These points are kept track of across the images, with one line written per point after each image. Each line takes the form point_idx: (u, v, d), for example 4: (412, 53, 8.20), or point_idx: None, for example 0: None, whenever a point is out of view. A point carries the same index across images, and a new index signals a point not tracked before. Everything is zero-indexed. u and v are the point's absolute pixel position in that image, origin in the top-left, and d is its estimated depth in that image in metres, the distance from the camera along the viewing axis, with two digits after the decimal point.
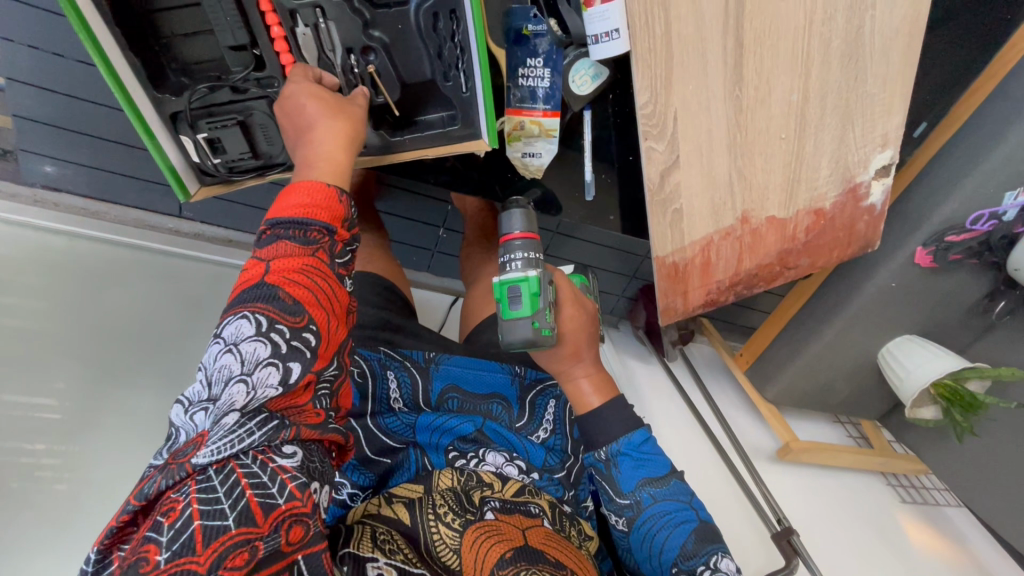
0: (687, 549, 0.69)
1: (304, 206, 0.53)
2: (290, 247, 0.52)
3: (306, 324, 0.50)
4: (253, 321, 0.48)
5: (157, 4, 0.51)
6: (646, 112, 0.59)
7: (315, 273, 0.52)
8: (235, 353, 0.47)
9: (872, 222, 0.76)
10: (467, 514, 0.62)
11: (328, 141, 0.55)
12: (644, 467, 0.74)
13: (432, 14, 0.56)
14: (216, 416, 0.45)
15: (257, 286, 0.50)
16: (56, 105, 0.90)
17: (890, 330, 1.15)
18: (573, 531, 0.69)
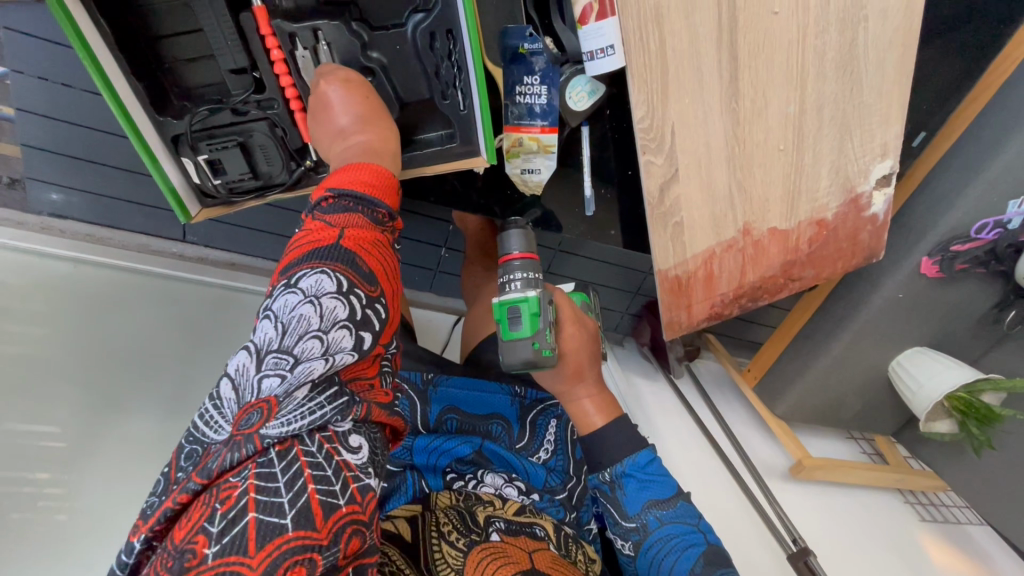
0: (695, 572, 0.66)
1: (372, 181, 0.54)
2: (361, 220, 0.51)
3: (379, 296, 0.50)
4: (334, 279, 0.47)
5: (159, 30, 0.52)
6: (644, 126, 0.60)
7: (384, 248, 0.52)
8: (315, 306, 0.46)
9: (876, 231, 0.76)
10: (472, 533, 0.61)
11: (370, 133, 0.56)
12: (648, 489, 0.71)
13: (428, 34, 0.57)
14: (289, 386, 0.44)
15: (332, 247, 0.48)
16: (65, 135, 0.92)
17: (899, 342, 1.14)
18: (580, 556, 0.67)
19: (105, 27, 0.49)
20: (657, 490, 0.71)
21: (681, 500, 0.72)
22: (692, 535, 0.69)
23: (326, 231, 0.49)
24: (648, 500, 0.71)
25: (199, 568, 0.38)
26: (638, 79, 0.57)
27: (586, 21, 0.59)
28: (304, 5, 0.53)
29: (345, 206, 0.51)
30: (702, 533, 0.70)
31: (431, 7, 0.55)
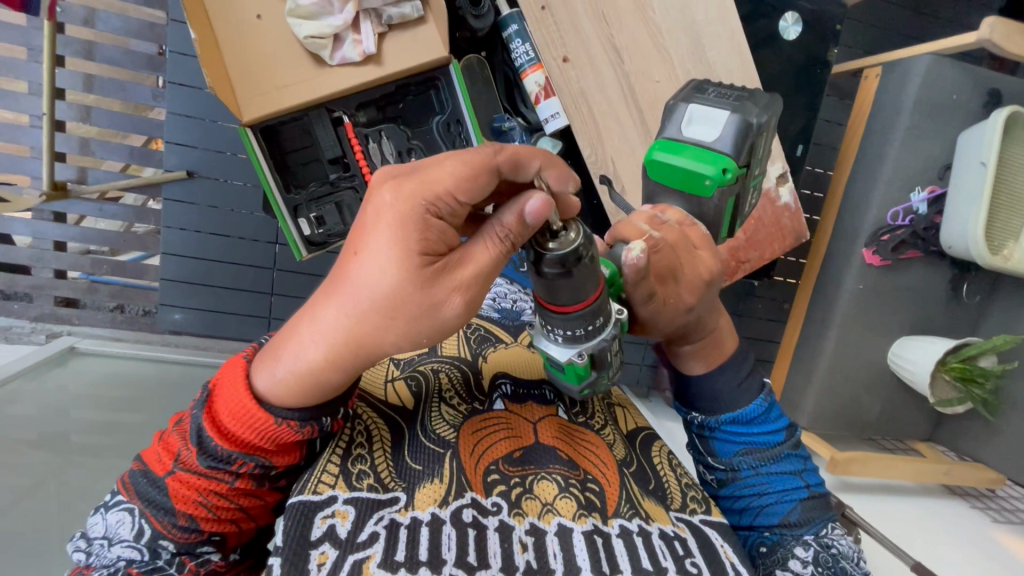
0: (789, 520, 0.52)
1: (236, 413, 0.40)
2: (202, 468, 0.40)
3: (206, 536, 0.43)
4: (136, 526, 0.41)
5: (288, 148, 0.86)
6: (592, 160, 0.91)
7: (227, 498, 0.42)
8: (114, 546, 0.41)
9: (794, 215, 0.99)
10: (475, 401, 0.53)
11: (322, 350, 0.38)
12: (753, 435, 0.53)
13: (445, 124, 0.90)
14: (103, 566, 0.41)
15: (157, 480, 0.41)
16: (198, 267, 1.29)
17: (885, 332, 1.27)
18: (599, 411, 0.59)
19: (263, 144, 0.84)
20: (763, 436, 0.53)
21: (790, 449, 0.54)
22: (793, 483, 0.53)
23: (175, 443, 0.41)
24: (747, 446, 0.53)
25: None
26: (580, 129, 0.91)
27: (539, 101, 0.91)
28: (372, 119, 0.87)
29: (200, 428, 0.40)
30: (809, 486, 0.53)
31: (444, 110, 0.90)
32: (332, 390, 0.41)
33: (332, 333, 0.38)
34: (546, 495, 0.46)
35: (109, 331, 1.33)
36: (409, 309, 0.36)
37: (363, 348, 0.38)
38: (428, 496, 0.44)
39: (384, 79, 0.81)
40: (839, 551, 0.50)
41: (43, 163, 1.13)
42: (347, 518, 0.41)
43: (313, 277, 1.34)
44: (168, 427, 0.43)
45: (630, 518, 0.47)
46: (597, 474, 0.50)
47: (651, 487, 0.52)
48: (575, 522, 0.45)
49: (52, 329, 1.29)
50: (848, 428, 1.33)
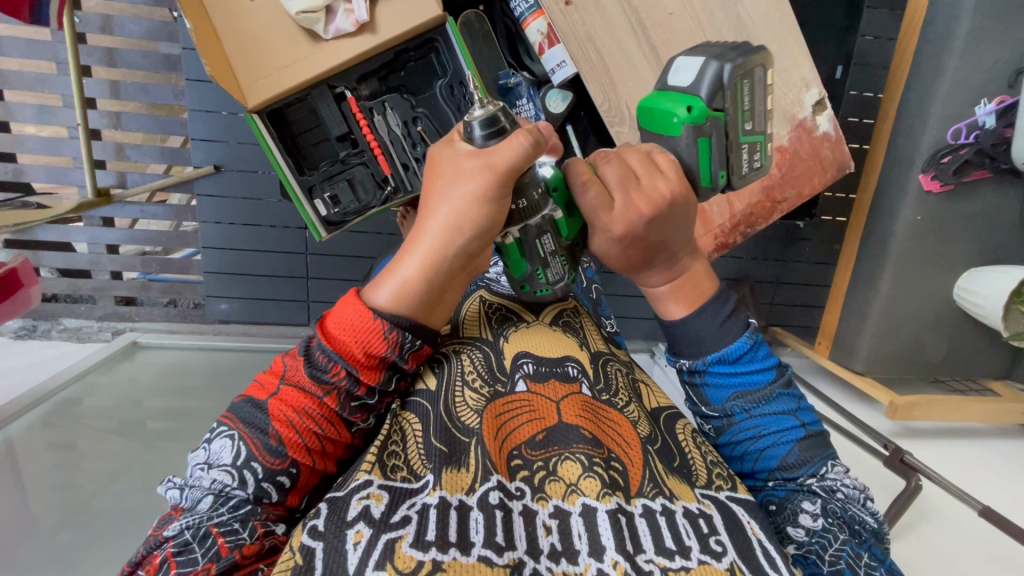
0: (787, 462, 0.51)
1: (343, 320, 0.46)
2: (306, 376, 0.46)
3: (286, 467, 0.45)
4: (234, 449, 0.45)
5: (299, 132, 0.85)
6: (606, 108, 0.85)
7: (313, 417, 0.46)
8: (207, 469, 0.45)
9: (835, 145, 0.91)
10: (497, 383, 0.51)
11: (414, 260, 0.46)
12: (741, 379, 0.51)
13: (448, 87, 0.87)
14: (193, 500, 0.44)
15: (259, 403, 0.47)
16: (238, 259, 1.35)
17: (948, 265, 1.17)
18: (622, 387, 0.57)
19: (273, 129, 0.83)
20: (752, 377, 0.51)
21: (781, 389, 0.52)
22: (789, 423, 0.51)
23: (283, 364, 0.48)
24: (737, 391, 0.51)
25: None
26: (590, 78, 0.85)
27: (544, 51, 0.86)
28: (374, 91, 0.85)
29: (309, 343, 0.47)
30: (804, 426, 0.52)
31: (447, 73, 0.86)
32: (423, 304, 0.47)
33: (418, 238, 0.47)
34: (571, 475, 0.46)
35: (166, 325, 1.42)
36: (469, 196, 0.45)
37: (439, 239, 0.46)
38: (454, 483, 0.44)
39: (382, 47, 0.79)
40: (843, 495, 0.50)
41: (86, 172, 1.19)
42: (381, 502, 0.42)
43: (343, 258, 1.37)
44: (275, 363, 0.50)
45: (653, 498, 0.47)
46: (620, 452, 0.49)
47: (675, 464, 0.51)
48: (600, 502, 0.44)
49: (116, 327, 1.40)
50: (911, 371, 1.24)
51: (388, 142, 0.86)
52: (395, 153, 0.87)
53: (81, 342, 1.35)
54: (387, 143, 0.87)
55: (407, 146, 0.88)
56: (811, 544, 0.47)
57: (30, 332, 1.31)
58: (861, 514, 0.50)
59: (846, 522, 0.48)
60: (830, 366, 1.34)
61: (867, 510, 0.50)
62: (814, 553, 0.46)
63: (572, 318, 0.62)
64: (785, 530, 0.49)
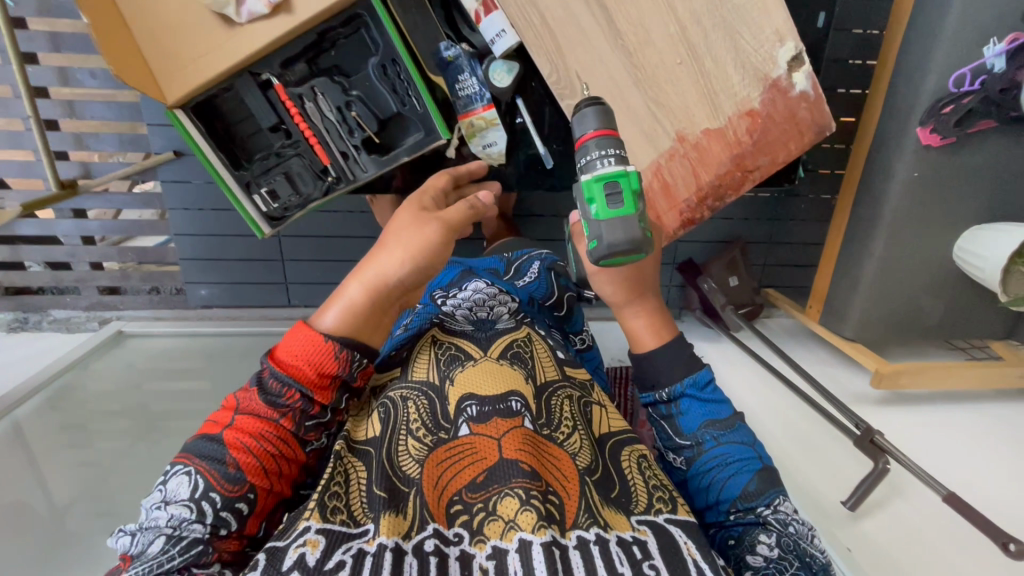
0: (748, 490, 0.65)
1: (292, 352, 0.61)
2: (260, 404, 0.59)
3: (244, 493, 0.56)
4: (190, 484, 0.55)
5: (228, 125, 0.81)
6: (554, 79, 0.82)
7: (272, 436, 0.59)
8: (165, 507, 0.54)
9: (814, 105, 0.79)
10: (440, 431, 0.60)
11: (360, 283, 0.64)
12: (708, 407, 0.70)
13: (381, 67, 0.81)
14: (148, 543, 0.53)
15: (216, 437, 0.58)
16: (211, 245, 1.34)
17: (948, 224, 1.08)
18: (567, 418, 0.64)
19: (200, 125, 0.79)
20: (716, 409, 0.70)
21: (739, 423, 0.70)
22: (747, 454, 0.68)
23: (236, 399, 0.61)
24: (706, 419, 0.69)
25: None
26: (534, 46, 0.81)
27: (481, 21, 0.80)
28: (303, 76, 0.80)
29: (260, 375, 0.61)
30: (759, 458, 0.68)
31: (380, 50, 0.80)
32: (365, 321, 0.64)
33: (366, 269, 0.65)
34: (510, 511, 0.52)
35: (151, 313, 1.44)
36: (421, 239, 0.66)
37: (394, 267, 0.65)
38: (390, 526, 0.51)
39: (303, 27, 0.74)
40: (794, 529, 0.63)
41: (47, 165, 1.15)
42: (315, 547, 0.49)
43: (317, 239, 1.35)
44: (226, 400, 0.62)
45: (587, 528, 0.53)
46: (556, 486, 0.56)
47: (612, 495, 0.59)
48: (534, 534, 0.50)
49: (103, 316, 1.42)
50: (903, 336, 1.19)
51: (322, 130, 0.82)
52: (331, 142, 0.83)
53: (71, 333, 1.39)
54: (321, 131, 0.82)
55: (342, 132, 0.83)
56: (768, 569, 0.60)
57: (24, 324, 1.39)
58: (809, 547, 0.63)
59: (797, 555, 0.61)
60: (819, 332, 1.29)
61: (815, 545, 0.63)
62: (769, 575, 0.60)
63: (523, 347, 0.70)
64: (744, 558, 0.62)
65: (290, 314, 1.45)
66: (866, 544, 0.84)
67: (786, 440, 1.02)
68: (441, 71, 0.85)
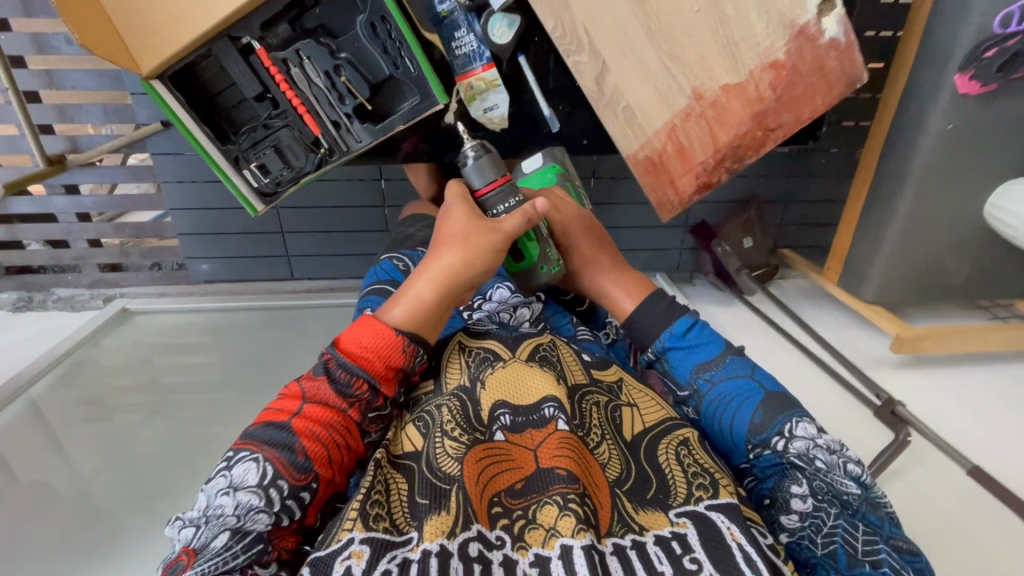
0: (755, 423, 0.65)
1: (362, 345, 0.65)
2: (329, 393, 0.63)
3: (308, 482, 0.57)
4: (258, 471, 0.55)
5: (210, 94, 0.76)
6: (560, 35, 0.77)
7: (337, 428, 0.61)
8: (230, 495, 0.54)
9: (844, 53, 0.72)
10: (476, 432, 0.62)
11: (425, 280, 0.70)
12: (697, 353, 0.72)
13: (371, 24, 0.75)
14: (207, 538, 0.52)
15: (282, 425, 0.60)
16: (208, 219, 1.31)
17: (982, 178, 1.01)
18: (597, 425, 0.66)
19: (178, 96, 0.73)
20: (705, 352, 0.72)
21: (732, 356, 0.72)
22: (749, 386, 0.68)
23: (304, 387, 0.64)
24: (698, 364, 0.72)
25: None
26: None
27: None
28: (285, 38, 0.74)
29: (327, 365, 0.65)
30: (761, 386, 0.68)
31: (368, 7, 0.74)
32: (429, 316, 0.69)
33: (430, 267, 0.71)
34: (550, 518, 0.53)
35: (154, 289, 1.42)
36: (476, 237, 0.73)
37: (456, 263, 0.71)
38: (434, 530, 0.52)
39: None
40: (821, 462, 0.61)
41: (30, 139, 1.10)
42: (361, 559, 0.49)
43: (316, 210, 1.31)
44: (289, 390, 0.64)
45: (622, 535, 0.55)
46: (593, 490, 0.58)
47: (649, 496, 0.60)
48: (575, 539, 0.51)
49: (106, 294, 1.41)
50: (926, 298, 1.15)
51: (311, 98, 0.77)
52: (321, 111, 0.78)
53: (75, 312, 1.38)
54: (311, 99, 0.77)
55: (332, 100, 0.78)
56: (804, 529, 0.59)
57: (28, 303, 1.38)
58: (842, 479, 0.60)
59: (833, 496, 0.60)
60: (837, 294, 1.25)
61: (848, 475, 0.60)
62: (807, 531, 0.58)
63: (550, 351, 0.72)
64: (780, 517, 0.61)
65: (294, 287, 1.43)
66: None
67: (813, 411, 1.04)
68: (436, 28, 0.85)
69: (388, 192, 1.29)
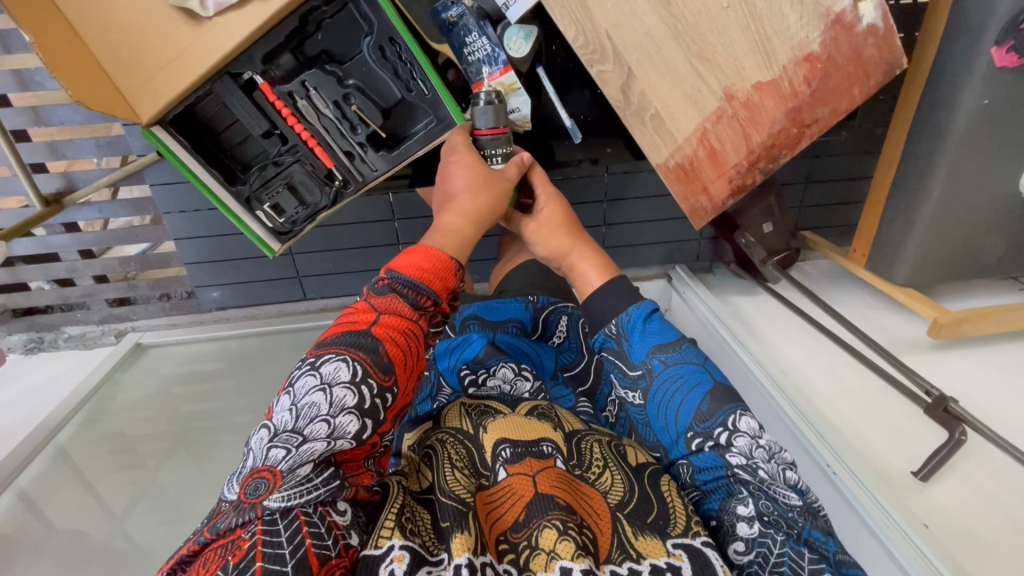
0: (702, 412, 0.64)
1: (419, 269, 0.63)
2: (402, 305, 0.60)
3: (391, 385, 0.56)
4: (350, 369, 0.54)
5: (219, 136, 0.77)
6: (581, 43, 0.74)
7: (411, 338, 0.59)
8: (326, 393, 0.53)
9: (882, 41, 0.67)
10: (482, 477, 0.62)
11: (457, 216, 0.70)
12: (652, 335, 0.67)
13: (378, 48, 0.76)
14: (293, 459, 0.50)
15: (363, 332, 0.57)
16: (214, 246, 1.27)
17: (1018, 151, 0.97)
18: (599, 456, 0.67)
19: (186, 143, 0.75)
20: (659, 335, 0.67)
21: (688, 345, 0.68)
22: (700, 375, 0.65)
23: (370, 302, 0.60)
24: (653, 346, 0.67)
25: (241, 557, 0.46)
26: (557, 9, 0.73)
27: None
28: (290, 69, 0.75)
29: (391, 286, 0.61)
30: (712, 376, 0.66)
31: (375, 29, 0.75)
32: (466, 244, 0.69)
33: (459, 203, 0.71)
34: (549, 543, 0.54)
35: (164, 320, 1.39)
36: (493, 184, 0.73)
37: (486, 203, 0.71)
38: (461, 546, 0.52)
39: (280, 12, 0.66)
40: (765, 473, 0.60)
41: (24, 181, 1.06)
42: (404, 561, 0.50)
43: (323, 229, 1.27)
44: (352, 310, 0.60)
45: (621, 563, 0.56)
46: (590, 522, 0.59)
47: (650, 520, 0.60)
48: (574, 562, 0.52)
49: (118, 328, 1.38)
50: (959, 276, 1.12)
51: (322, 131, 0.79)
52: (333, 142, 0.80)
53: (88, 350, 1.35)
54: (321, 132, 0.79)
55: (346, 129, 0.80)
56: (754, 556, 0.57)
57: (40, 344, 1.35)
58: (783, 490, 0.60)
59: (782, 521, 0.58)
60: (865, 277, 1.22)
61: (788, 485, 0.60)
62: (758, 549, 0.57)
63: (546, 409, 0.72)
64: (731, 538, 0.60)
65: (307, 307, 1.39)
66: (936, 511, 0.82)
67: (852, 412, 0.98)
68: (447, 36, 0.83)
69: (397, 206, 1.25)
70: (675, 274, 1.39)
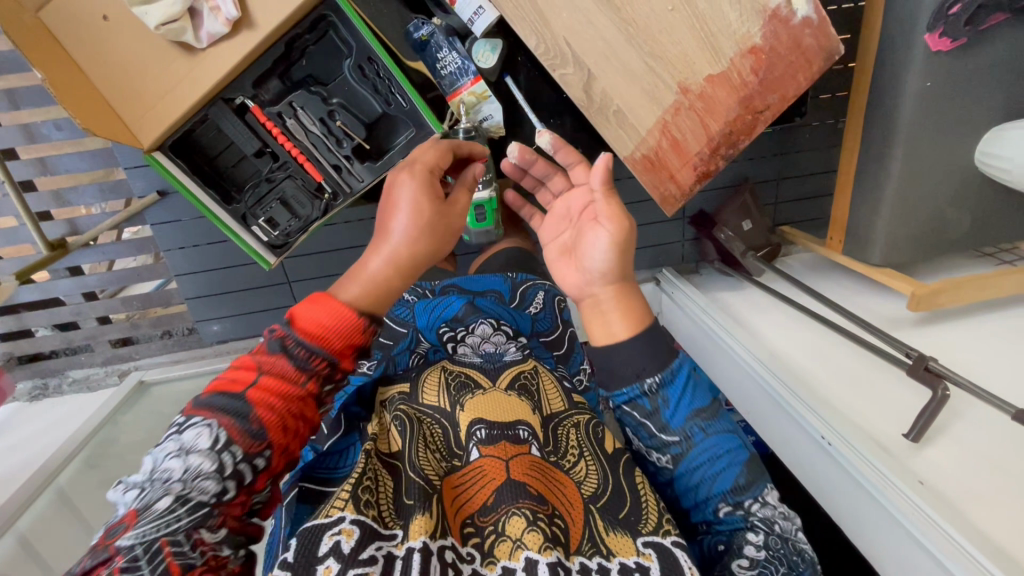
0: (739, 484, 0.63)
1: (321, 325, 0.61)
2: (286, 368, 0.59)
3: (259, 451, 0.55)
4: (210, 436, 0.54)
5: (216, 159, 0.85)
6: (543, 51, 0.81)
7: (291, 404, 0.58)
8: (181, 458, 0.52)
9: (818, 30, 0.72)
10: (455, 458, 0.65)
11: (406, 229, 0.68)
12: (693, 400, 0.64)
13: (358, 67, 0.83)
14: (149, 505, 0.51)
15: (237, 395, 0.56)
16: (214, 280, 1.31)
17: (967, 127, 1.03)
18: (575, 442, 0.69)
19: (185, 167, 0.81)
20: (698, 401, 0.64)
21: (723, 410, 0.66)
22: (736, 445, 0.64)
23: (260, 361, 0.59)
24: (693, 412, 0.64)
25: None
26: (520, 23, 0.80)
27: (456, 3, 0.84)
28: (278, 92, 0.82)
29: (286, 343, 0.60)
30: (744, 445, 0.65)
31: (353, 51, 0.83)
32: (390, 286, 0.67)
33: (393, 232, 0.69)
34: (515, 532, 0.56)
35: (167, 356, 1.42)
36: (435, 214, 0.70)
37: (431, 226, 0.69)
38: (420, 528, 0.55)
39: (268, 40, 0.73)
40: (779, 527, 0.62)
41: (31, 227, 1.12)
42: (350, 536, 0.54)
43: (318, 255, 1.31)
44: (237, 368, 0.60)
45: (591, 556, 0.58)
46: (563, 511, 0.61)
47: (622, 516, 0.62)
48: (540, 554, 0.54)
49: (121, 369, 1.41)
50: (933, 252, 1.15)
51: (310, 147, 0.85)
52: (320, 157, 0.86)
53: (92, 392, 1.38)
54: (310, 148, 0.85)
55: (332, 142, 0.86)
56: None
57: (44, 390, 1.38)
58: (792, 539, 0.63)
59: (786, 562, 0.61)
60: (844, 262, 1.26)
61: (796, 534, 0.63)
62: None
63: (530, 380, 0.74)
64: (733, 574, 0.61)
65: None
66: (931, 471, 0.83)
67: (841, 388, 1.00)
68: (421, 53, 0.90)
69: None
70: (663, 276, 1.43)
